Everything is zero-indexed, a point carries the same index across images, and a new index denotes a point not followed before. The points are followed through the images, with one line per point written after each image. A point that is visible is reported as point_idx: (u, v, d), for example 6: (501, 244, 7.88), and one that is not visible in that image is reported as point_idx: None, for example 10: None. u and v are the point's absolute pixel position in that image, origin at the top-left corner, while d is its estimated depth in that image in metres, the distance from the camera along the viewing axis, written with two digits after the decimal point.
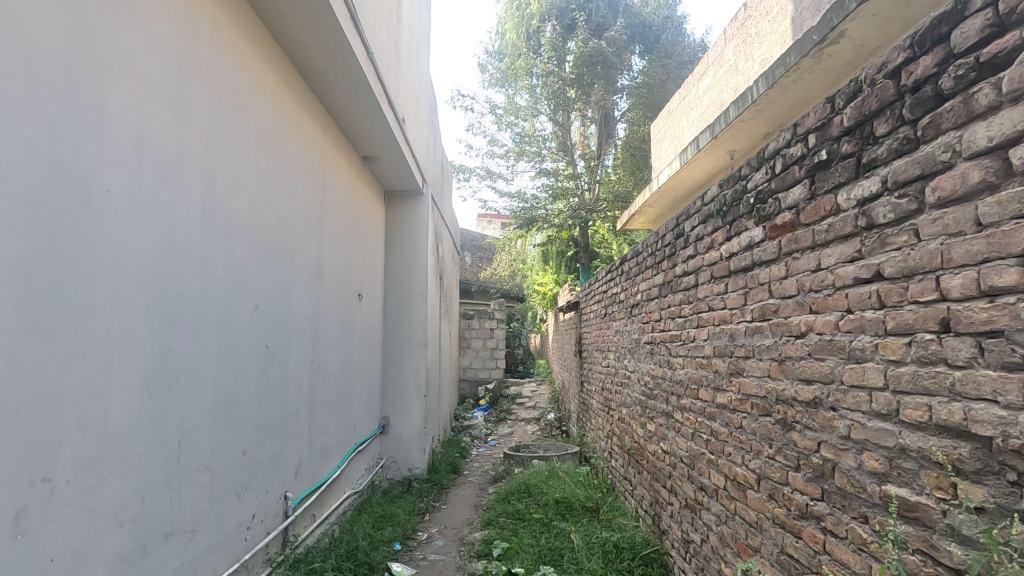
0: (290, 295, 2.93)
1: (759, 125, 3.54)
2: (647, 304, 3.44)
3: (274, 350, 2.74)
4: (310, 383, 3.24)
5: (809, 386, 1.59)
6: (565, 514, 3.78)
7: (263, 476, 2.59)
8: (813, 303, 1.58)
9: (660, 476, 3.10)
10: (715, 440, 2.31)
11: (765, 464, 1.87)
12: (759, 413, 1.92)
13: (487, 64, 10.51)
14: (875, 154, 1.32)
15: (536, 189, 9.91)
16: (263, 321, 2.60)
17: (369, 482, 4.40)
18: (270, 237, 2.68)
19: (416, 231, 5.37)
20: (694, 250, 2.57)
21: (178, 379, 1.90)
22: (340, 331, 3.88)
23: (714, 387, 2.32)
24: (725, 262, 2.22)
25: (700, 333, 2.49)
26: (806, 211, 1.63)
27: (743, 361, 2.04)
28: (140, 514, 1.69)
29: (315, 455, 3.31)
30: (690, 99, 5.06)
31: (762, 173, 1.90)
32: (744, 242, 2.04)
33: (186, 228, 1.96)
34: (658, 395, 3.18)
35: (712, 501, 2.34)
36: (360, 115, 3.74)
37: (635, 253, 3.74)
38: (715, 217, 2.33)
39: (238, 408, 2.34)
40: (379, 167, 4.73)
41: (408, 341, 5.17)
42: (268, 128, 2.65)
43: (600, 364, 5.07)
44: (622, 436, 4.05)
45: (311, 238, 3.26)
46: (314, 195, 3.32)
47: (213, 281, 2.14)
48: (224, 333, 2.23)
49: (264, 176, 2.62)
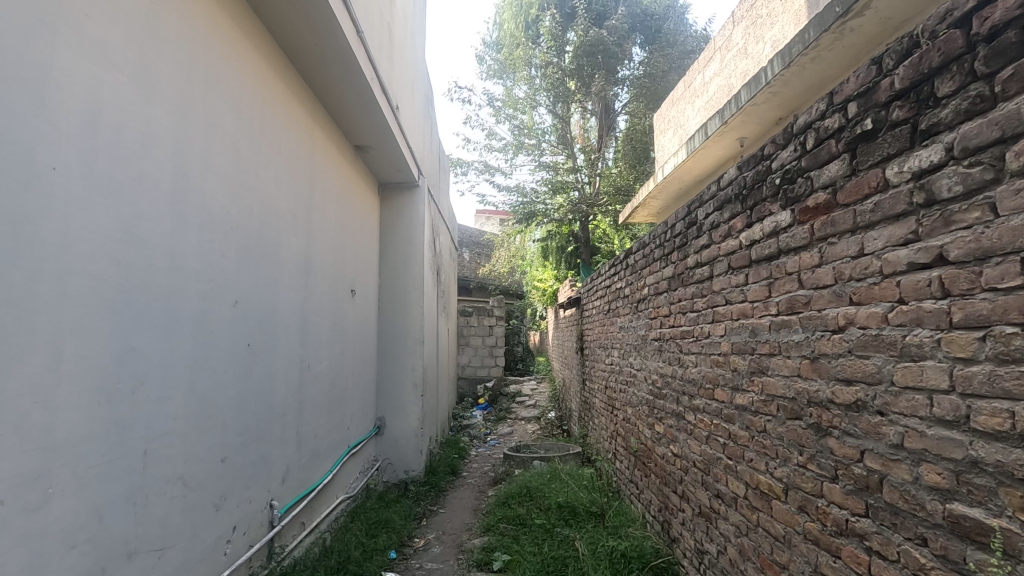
0: (276, 291, 2.75)
1: (772, 109, 3.35)
2: (654, 298, 3.26)
3: (258, 348, 2.54)
4: (297, 383, 3.05)
5: (850, 388, 1.41)
6: (568, 520, 3.59)
7: (246, 484, 2.41)
8: (854, 294, 1.40)
9: (670, 480, 2.93)
10: (734, 445, 2.13)
11: (793, 472, 1.70)
12: (787, 416, 1.73)
13: (485, 55, 10.28)
14: (938, 118, 1.13)
15: (536, 183, 9.73)
16: (246, 318, 2.42)
17: (364, 486, 4.22)
18: (252, 226, 2.48)
19: (412, 225, 5.18)
20: (708, 239, 2.39)
21: (143, 383, 1.71)
22: (332, 329, 3.69)
23: (733, 387, 2.14)
24: (745, 252, 2.04)
25: (716, 329, 2.31)
26: (845, 189, 1.44)
27: (767, 359, 1.86)
28: (98, 534, 1.50)
29: (305, 460, 3.13)
30: (696, 86, 4.87)
31: (790, 150, 1.71)
32: (768, 228, 1.85)
33: (151, 215, 1.76)
34: (667, 394, 3.00)
35: (730, 511, 2.17)
36: (351, 101, 3.55)
37: (641, 244, 3.56)
38: (733, 203, 2.15)
39: (217, 413, 2.16)
40: (373, 157, 4.53)
41: (404, 338, 4.99)
42: (248, 110, 2.45)
43: (603, 361, 4.88)
44: (627, 436, 3.88)
45: (298, 229, 3.07)
46: (302, 185, 3.13)
47: (186, 274, 1.95)
48: (200, 330, 2.04)
49: (246, 163, 2.43)
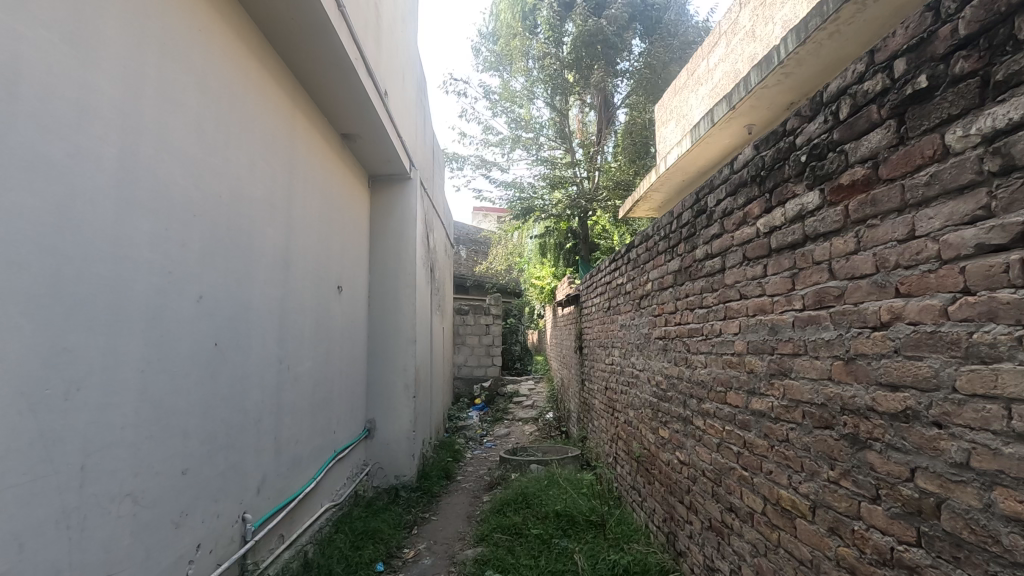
0: (249, 285, 2.53)
1: (784, 93, 3.15)
2: (658, 294, 3.04)
3: (227, 348, 2.33)
4: (275, 385, 2.83)
5: (896, 395, 1.21)
6: (567, 529, 3.38)
7: (213, 497, 2.19)
8: (902, 284, 1.19)
9: (676, 489, 2.73)
10: (750, 455, 1.92)
11: (822, 488, 1.49)
12: (814, 424, 1.52)
13: (481, 47, 10.01)
14: (1020, 65, 0.93)
15: (534, 178, 9.49)
16: (212, 315, 2.20)
17: (352, 493, 4.00)
18: (219, 214, 2.26)
19: (403, 218, 4.96)
20: (719, 228, 2.18)
21: (79, 387, 1.49)
22: (316, 328, 3.49)
23: (749, 391, 1.93)
24: (764, 240, 1.83)
25: (728, 326, 2.10)
26: (889, 162, 1.24)
27: (790, 361, 1.66)
28: (19, 566, 1.29)
29: (284, 468, 2.92)
30: (700, 74, 4.66)
31: (819, 121, 1.50)
32: (791, 211, 1.65)
33: (90, 197, 1.54)
34: (673, 396, 2.79)
35: (745, 528, 1.96)
36: (334, 83, 3.33)
37: (644, 237, 3.34)
38: (749, 187, 1.94)
39: (176, 420, 1.94)
40: (360, 147, 4.31)
41: (395, 337, 4.78)
42: (215, 87, 2.24)
43: (602, 361, 4.68)
44: (629, 440, 3.67)
45: (276, 221, 2.85)
46: (280, 173, 2.91)
47: (136, 265, 1.73)
48: (155, 328, 1.83)
49: (212, 146, 2.22)
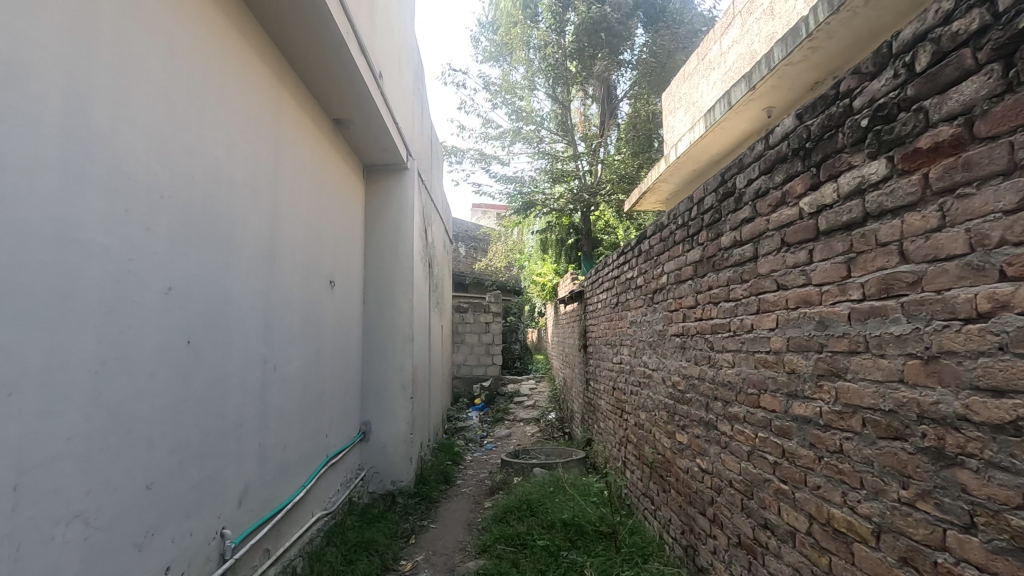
0: (228, 277, 2.30)
1: (810, 70, 2.91)
2: (675, 288, 2.82)
3: (202, 346, 2.09)
4: (258, 386, 2.60)
5: (1002, 402, 0.99)
6: (576, 541, 3.15)
7: (186, 512, 1.96)
8: (1010, 265, 0.97)
9: (697, 499, 2.51)
10: (791, 467, 1.70)
11: (891, 511, 1.26)
12: (879, 435, 1.30)
13: (481, 36, 9.74)
14: None
15: (534, 172, 9.27)
16: (185, 309, 1.97)
17: (346, 500, 3.77)
18: (192, 197, 2.03)
19: (400, 211, 4.73)
20: (751, 211, 1.95)
21: (11, 393, 1.26)
22: (306, 326, 3.25)
23: (790, 394, 1.71)
24: (809, 221, 1.60)
25: (763, 321, 1.88)
26: (990, 116, 1.01)
27: (844, 360, 1.43)
28: None
29: (269, 477, 2.68)
30: (711, 58, 4.43)
31: (886, 75, 1.27)
32: (847, 187, 1.42)
33: (26, 168, 1.31)
34: (692, 398, 2.56)
35: (785, 548, 1.74)
36: (324, 62, 3.09)
37: (657, 227, 3.12)
38: (789, 162, 1.71)
39: (140, 428, 1.71)
40: (354, 134, 4.08)
41: (391, 335, 4.55)
42: (187, 54, 2.01)
43: (609, 360, 4.45)
44: (640, 444, 3.45)
45: (260, 208, 2.62)
46: (264, 156, 2.68)
47: (86, 250, 1.50)
48: (112, 323, 1.59)
49: (183, 121, 1.99)
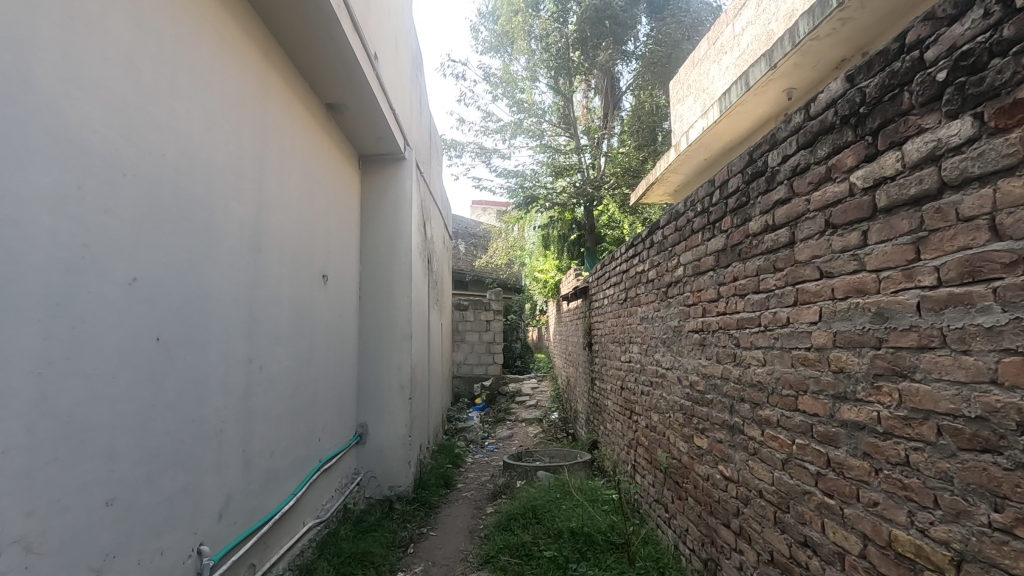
0: (206, 268, 2.09)
1: (838, 46, 2.71)
2: (693, 280, 2.61)
3: (175, 343, 1.88)
4: (241, 388, 2.39)
5: None
6: (585, 552, 2.93)
7: (156, 528, 1.76)
8: None
9: (719, 509, 2.30)
10: (838, 480, 1.49)
11: (978, 538, 1.07)
12: (962, 447, 1.10)
13: (480, 26, 9.53)
14: None
15: (535, 166, 9.06)
16: (154, 302, 1.76)
17: (340, 507, 3.57)
18: (161, 177, 1.82)
19: (397, 203, 4.51)
20: (787, 192, 1.75)
21: None
22: (296, 323, 3.05)
23: (836, 396, 1.50)
24: (862, 198, 1.39)
25: (801, 314, 1.67)
26: None
27: (911, 357, 1.23)
28: None
29: (254, 486, 2.48)
30: (724, 41, 4.22)
31: (974, 16, 1.07)
32: (914, 153, 1.21)
33: None
34: (713, 399, 2.36)
35: (830, 571, 1.53)
36: (314, 39, 2.88)
37: (672, 215, 2.91)
38: (835, 133, 1.50)
39: (97, 437, 1.50)
40: (348, 121, 3.86)
41: (388, 333, 4.34)
42: (155, 15, 1.79)
43: (617, 358, 4.25)
44: (653, 448, 3.24)
45: (243, 193, 2.41)
46: (247, 138, 2.46)
47: (27, 232, 1.29)
48: (61, 318, 1.38)
49: (152, 92, 1.77)
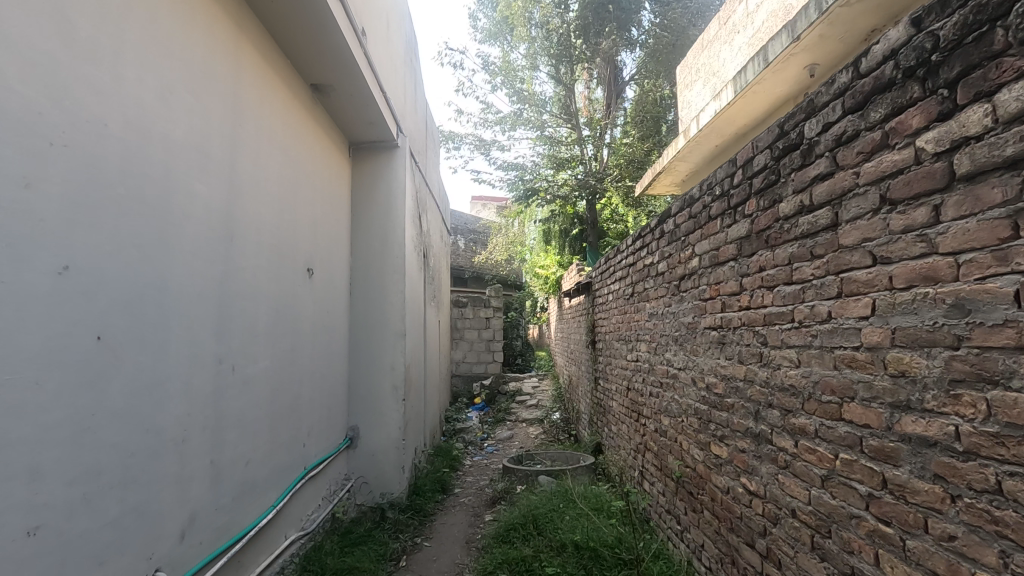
0: (162, 259, 1.84)
1: (870, 13, 2.46)
2: (710, 272, 2.36)
3: (121, 342, 1.63)
4: (209, 391, 2.14)
5: None
6: (590, 569, 2.68)
7: (97, 557, 1.52)
8: None
9: (741, 525, 2.07)
10: (898, 505, 1.25)
11: None
12: None
13: (479, 14, 9.26)
14: None
15: (536, 158, 8.83)
16: (92, 295, 1.52)
17: (327, 517, 3.33)
18: (100, 151, 1.56)
19: (390, 193, 4.27)
20: (830, 164, 1.50)
21: None
22: (276, 320, 2.80)
23: (895, 405, 1.26)
24: (934, 165, 1.14)
25: (847, 307, 1.42)
26: None
27: (1006, 360, 0.98)
28: None
29: (225, 499, 2.24)
30: (735, 20, 3.97)
31: None
32: (1013, 103, 0.97)
33: None
34: (734, 404, 2.11)
35: None
36: (292, 9, 2.62)
37: (686, 201, 2.66)
38: (896, 90, 1.26)
39: (16, 455, 1.26)
40: (336, 103, 3.61)
41: (381, 331, 4.10)
42: None
43: (623, 358, 4.00)
44: (663, 454, 3.00)
45: (210, 175, 2.16)
46: (216, 114, 2.22)
47: None
48: None
49: (91, 52, 1.53)
